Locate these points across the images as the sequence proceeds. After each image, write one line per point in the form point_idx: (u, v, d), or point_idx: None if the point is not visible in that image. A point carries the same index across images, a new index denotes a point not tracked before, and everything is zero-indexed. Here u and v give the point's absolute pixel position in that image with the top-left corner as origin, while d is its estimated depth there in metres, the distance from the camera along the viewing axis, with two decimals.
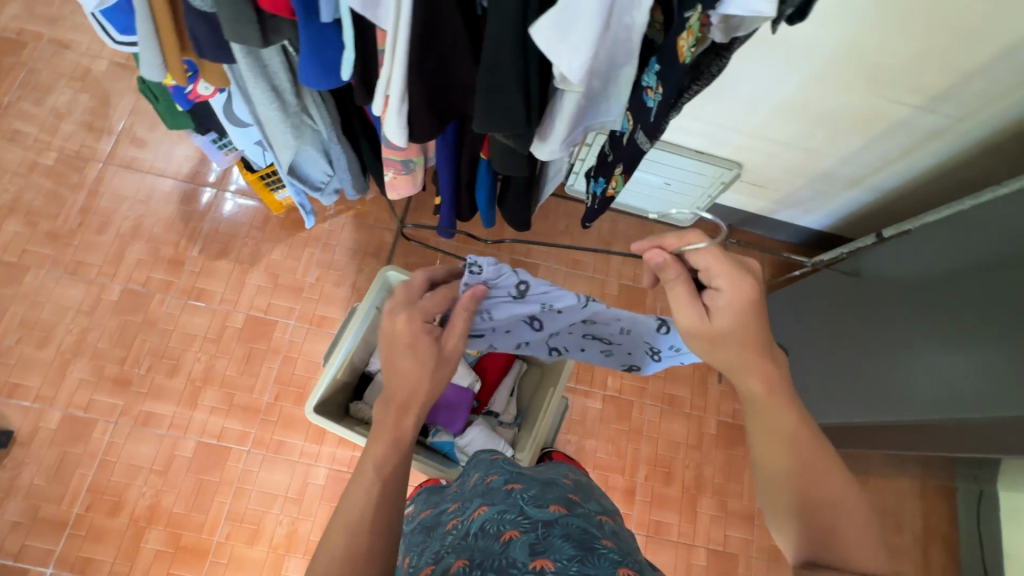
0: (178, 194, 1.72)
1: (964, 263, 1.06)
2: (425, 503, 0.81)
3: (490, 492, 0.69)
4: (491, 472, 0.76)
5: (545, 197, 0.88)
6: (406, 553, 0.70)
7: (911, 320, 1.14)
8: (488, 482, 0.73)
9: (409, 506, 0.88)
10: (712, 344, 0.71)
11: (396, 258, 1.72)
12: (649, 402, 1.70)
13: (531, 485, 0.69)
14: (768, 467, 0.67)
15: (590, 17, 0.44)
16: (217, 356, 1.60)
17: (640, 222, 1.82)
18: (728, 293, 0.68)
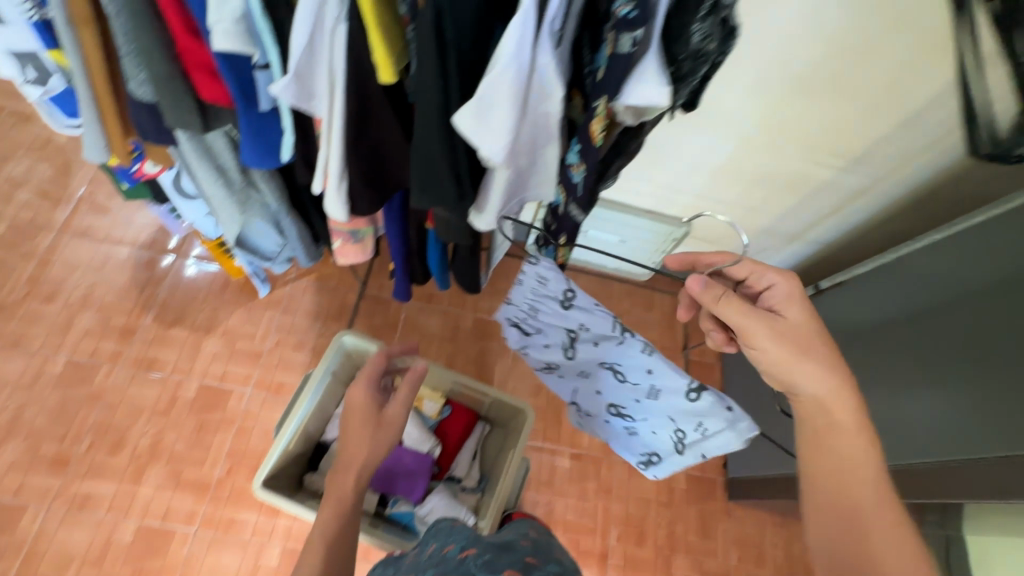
0: (135, 260, 1.70)
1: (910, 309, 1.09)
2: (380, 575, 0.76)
3: (445, 561, 0.66)
4: (448, 540, 0.72)
5: (495, 262, 0.91)
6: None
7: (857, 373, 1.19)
8: (444, 551, 0.69)
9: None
10: (803, 346, 0.72)
11: (358, 320, 1.72)
12: (618, 459, 1.68)
13: (486, 552, 0.66)
14: (826, 530, 0.72)
15: (506, 105, 0.48)
16: (166, 429, 1.52)
17: (600, 277, 1.88)
18: (782, 287, 0.75)
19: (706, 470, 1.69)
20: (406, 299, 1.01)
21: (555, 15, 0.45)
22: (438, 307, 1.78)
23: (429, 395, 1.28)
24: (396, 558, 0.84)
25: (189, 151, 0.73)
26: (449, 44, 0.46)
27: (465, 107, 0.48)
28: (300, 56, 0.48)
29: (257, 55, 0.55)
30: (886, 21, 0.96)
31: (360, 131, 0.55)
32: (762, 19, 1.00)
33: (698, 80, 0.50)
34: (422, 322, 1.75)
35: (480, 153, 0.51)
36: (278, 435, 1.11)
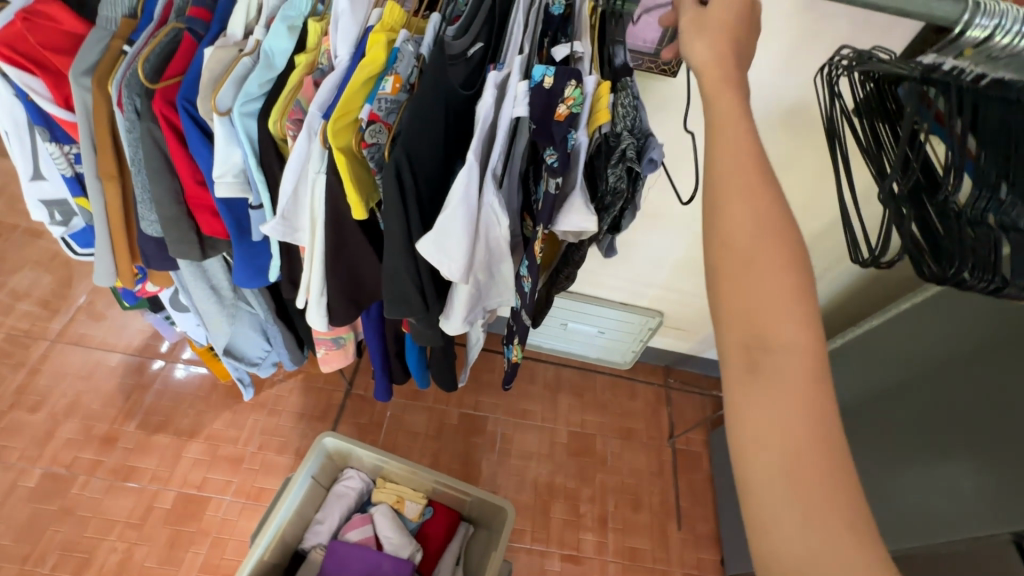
0: (125, 367, 1.73)
1: (882, 384, 1.12)
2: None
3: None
4: None
5: (470, 363, 0.96)
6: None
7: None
8: None
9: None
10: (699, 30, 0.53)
11: (344, 420, 1.73)
12: (610, 559, 1.61)
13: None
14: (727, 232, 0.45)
15: (458, 233, 0.56)
16: (137, 544, 1.46)
17: (582, 368, 1.94)
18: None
19: (703, 568, 1.63)
20: (388, 398, 1.05)
21: (496, 162, 0.56)
22: (423, 404, 1.79)
23: (410, 496, 1.28)
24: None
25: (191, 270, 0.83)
26: (407, 192, 0.55)
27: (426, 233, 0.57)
28: (289, 200, 0.60)
29: (252, 198, 0.67)
30: (801, 141, 1.11)
31: (338, 256, 0.64)
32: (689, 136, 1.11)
33: (617, 212, 0.61)
34: (408, 419, 1.76)
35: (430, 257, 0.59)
36: (253, 543, 1.08)
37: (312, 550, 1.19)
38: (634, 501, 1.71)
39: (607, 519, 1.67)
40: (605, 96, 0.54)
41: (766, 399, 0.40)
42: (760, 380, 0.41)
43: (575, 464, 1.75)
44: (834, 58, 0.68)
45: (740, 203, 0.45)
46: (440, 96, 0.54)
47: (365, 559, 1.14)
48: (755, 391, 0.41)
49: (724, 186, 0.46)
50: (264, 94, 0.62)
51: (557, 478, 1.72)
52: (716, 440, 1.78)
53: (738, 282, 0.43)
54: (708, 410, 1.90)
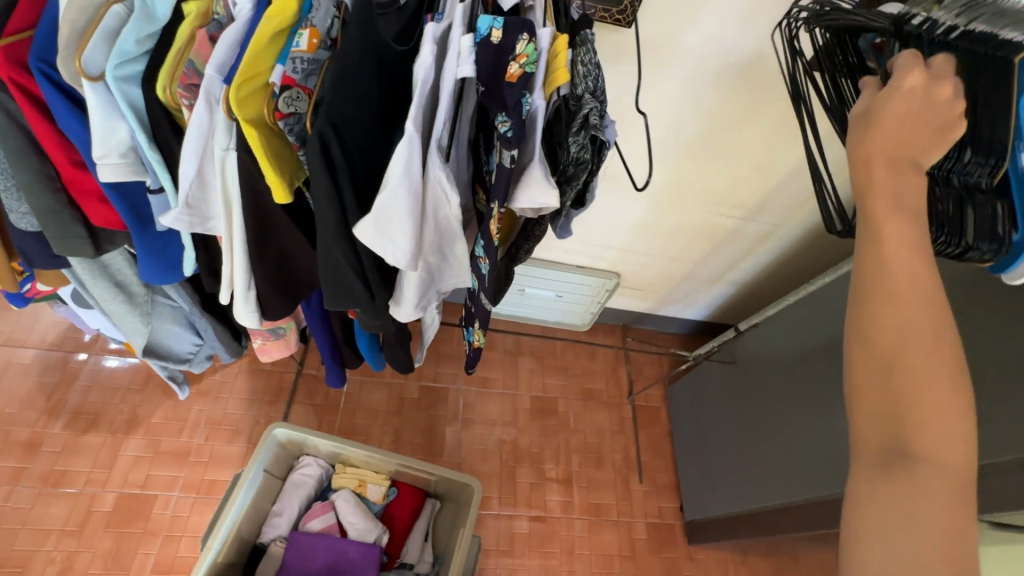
0: (42, 364, 1.56)
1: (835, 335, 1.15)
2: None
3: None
4: None
5: (426, 344, 0.91)
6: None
7: (778, 414, 1.30)
8: None
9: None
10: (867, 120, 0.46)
11: (297, 402, 1.65)
12: (576, 516, 1.65)
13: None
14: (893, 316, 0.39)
15: (401, 216, 0.50)
16: (78, 552, 1.36)
17: (543, 332, 1.92)
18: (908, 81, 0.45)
19: (664, 517, 1.70)
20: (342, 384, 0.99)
21: (441, 132, 0.49)
22: (381, 380, 1.74)
23: (372, 479, 1.24)
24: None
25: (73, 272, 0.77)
26: (341, 169, 0.48)
27: (365, 218, 0.50)
28: (199, 180, 0.52)
29: (150, 181, 0.60)
30: (757, 94, 1.08)
31: (263, 241, 0.58)
32: (653, 105, 1.12)
33: (581, 184, 0.56)
34: (367, 395, 1.70)
35: (370, 244, 0.51)
36: (207, 544, 1.01)
37: (273, 542, 1.15)
38: (597, 458, 1.75)
39: (572, 478, 1.71)
40: (561, 52, 0.48)
41: (907, 515, 0.36)
42: (896, 488, 0.37)
43: (538, 427, 1.77)
44: (793, 11, 0.63)
45: (893, 301, 0.39)
46: (372, 52, 0.47)
47: (329, 548, 1.11)
48: (891, 498, 0.37)
49: (882, 276, 0.40)
50: (145, 53, 0.54)
51: (521, 442, 1.73)
52: (673, 393, 1.83)
53: (879, 375, 0.39)
54: (664, 367, 1.96)
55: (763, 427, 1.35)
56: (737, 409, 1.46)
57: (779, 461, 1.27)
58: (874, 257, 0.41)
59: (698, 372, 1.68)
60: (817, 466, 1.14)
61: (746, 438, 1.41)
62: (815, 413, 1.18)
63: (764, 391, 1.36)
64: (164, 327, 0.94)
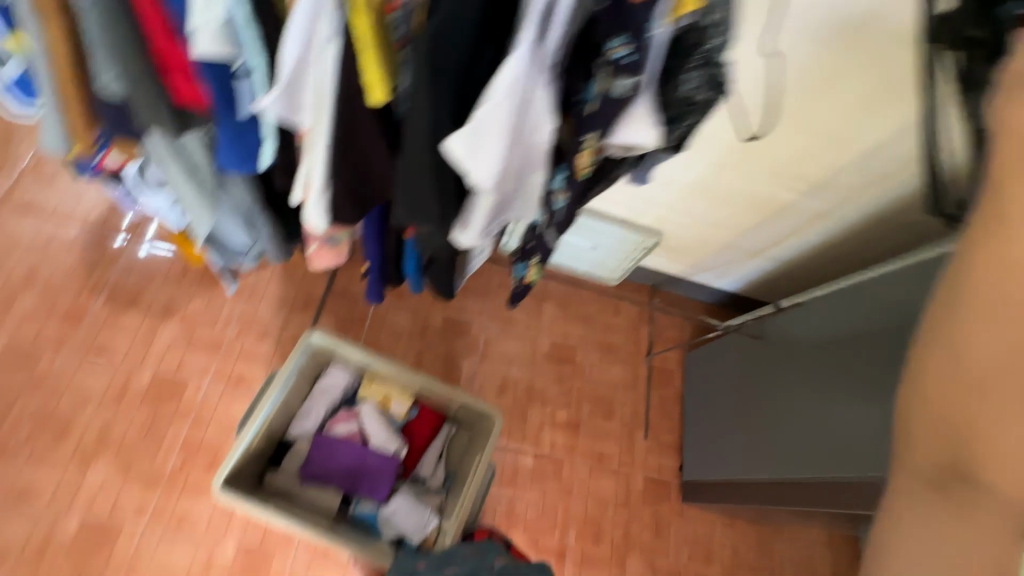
0: (85, 241, 1.60)
1: (872, 325, 1.14)
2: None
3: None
4: None
5: (471, 271, 0.91)
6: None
7: (793, 395, 1.31)
8: None
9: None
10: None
11: (326, 312, 1.69)
12: (580, 459, 1.72)
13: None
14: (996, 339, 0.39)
15: (496, 134, 0.48)
16: (116, 419, 1.46)
17: (570, 280, 1.92)
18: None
19: (662, 473, 1.76)
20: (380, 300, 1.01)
21: (552, 47, 0.46)
22: (407, 303, 1.76)
23: (397, 395, 1.27)
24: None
25: (148, 144, 0.79)
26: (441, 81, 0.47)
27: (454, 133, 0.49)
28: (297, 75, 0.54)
29: (244, 60, 0.59)
30: (857, 54, 1.00)
31: (348, 141, 0.59)
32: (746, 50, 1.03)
33: (684, 127, 0.55)
34: (393, 316, 1.74)
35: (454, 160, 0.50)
36: (244, 433, 1.08)
37: (300, 439, 1.21)
38: (607, 409, 1.80)
39: (580, 424, 1.76)
40: None
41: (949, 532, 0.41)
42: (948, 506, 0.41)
43: (554, 371, 1.81)
44: None
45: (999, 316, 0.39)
46: None
47: (351, 454, 1.18)
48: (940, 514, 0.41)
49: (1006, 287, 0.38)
50: None
51: (535, 384, 1.78)
52: (692, 359, 1.85)
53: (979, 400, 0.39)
54: (686, 332, 1.96)
55: (773, 403, 1.38)
56: (751, 383, 1.49)
57: (783, 437, 1.30)
58: (992, 259, 0.39)
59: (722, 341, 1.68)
60: (818, 445, 1.18)
61: (757, 411, 1.44)
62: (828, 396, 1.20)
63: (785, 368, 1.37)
64: (226, 220, 0.94)
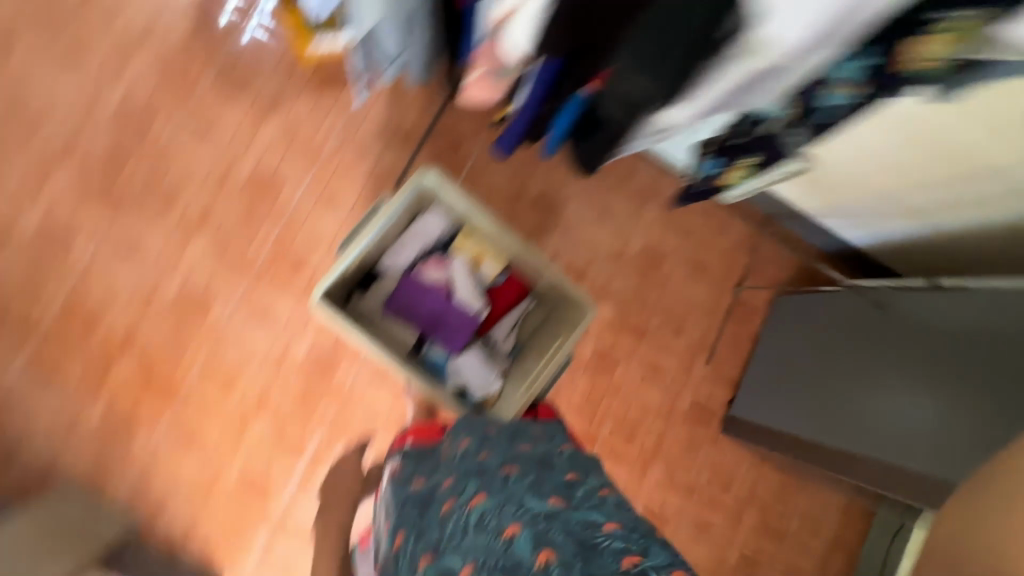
0: (201, 8, 1.51)
1: (986, 325, 0.99)
2: (414, 455, 0.89)
3: (473, 525, 0.65)
4: (484, 448, 0.80)
5: (624, 155, 0.86)
6: (399, 526, 0.75)
7: (875, 384, 1.20)
8: (482, 460, 0.77)
9: (395, 458, 0.94)
10: None
11: (425, 150, 1.60)
12: (635, 365, 1.72)
13: (504, 498, 0.68)
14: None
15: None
16: (216, 203, 1.50)
17: (682, 186, 1.75)
18: None
19: (710, 402, 1.75)
20: (503, 153, 0.99)
21: None
22: (508, 163, 1.65)
23: (491, 257, 1.23)
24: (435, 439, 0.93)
25: None
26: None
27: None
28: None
29: None
30: None
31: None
32: None
33: None
34: (490, 173, 1.64)
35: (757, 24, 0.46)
36: (349, 250, 1.08)
37: (388, 273, 1.22)
38: (676, 327, 1.75)
39: (645, 333, 1.73)
40: None
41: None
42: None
43: (636, 275, 1.73)
44: None
45: None
46: None
47: (436, 301, 1.19)
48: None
49: None
50: None
51: (614, 282, 1.72)
52: (781, 304, 1.70)
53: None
54: (785, 274, 1.80)
55: (841, 371, 1.30)
56: (827, 343, 1.38)
57: (842, 408, 1.27)
58: None
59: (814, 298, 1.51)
60: (880, 431, 1.15)
61: (825, 373, 1.35)
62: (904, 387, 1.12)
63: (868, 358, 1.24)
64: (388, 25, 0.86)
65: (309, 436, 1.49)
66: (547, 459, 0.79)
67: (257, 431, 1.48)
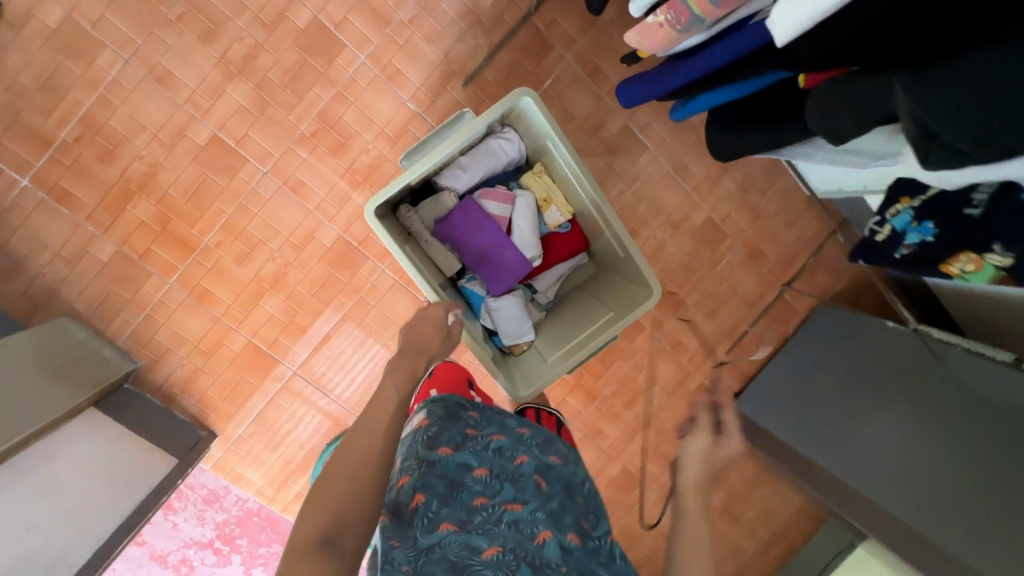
0: None
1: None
2: (442, 417, 0.85)
3: (507, 523, 0.68)
4: (518, 451, 0.82)
5: (761, 153, 0.80)
6: (420, 488, 0.72)
7: (934, 473, 1.09)
8: (517, 464, 0.79)
9: (419, 408, 0.90)
10: None
11: (508, 48, 1.41)
12: (657, 335, 1.67)
13: (538, 508, 0.71)
14: None
15: None
16: (264, 49, 1.32)
17: (765, 164, 1.61)
18: None
19: (717, 387, 1.74)
20: (622, 102, 0.87)
21: None
22: (592, 88, 1.46)
23: (558, 203, 1.12)
24: (460, 403, 0.92)
25: None
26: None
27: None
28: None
29: None
30: None
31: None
32: None
33: None
34: (572, 94, 1.46)
35: None
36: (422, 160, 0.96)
37: (446, 193, 1.08)
38: (711, 308, 1.67)
39: (678, 307, 1.66)
40: None
41: None
42: None
43: (688, 246, 1.62)
44: None
45: None
46: None
47: (491, 239, 1.07)
48: None
49: None
50: None
51: (665, 248, 1.60)
52: (818, 313, 1.58)
53: None
54: (838, 285, 1.71)
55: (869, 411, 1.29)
56: (866, 373, 1.34)
57: (849, 439, 1.30)
58: None
59: (863, 326, 1.41)
60: (874, 479, 1.20)
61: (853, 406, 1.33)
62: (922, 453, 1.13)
63: (928, 440, 1.13)
64: None
65: (318, 320, 1.46)
66: (572, 484, 0.82)
67: (270, 307, 1.43)
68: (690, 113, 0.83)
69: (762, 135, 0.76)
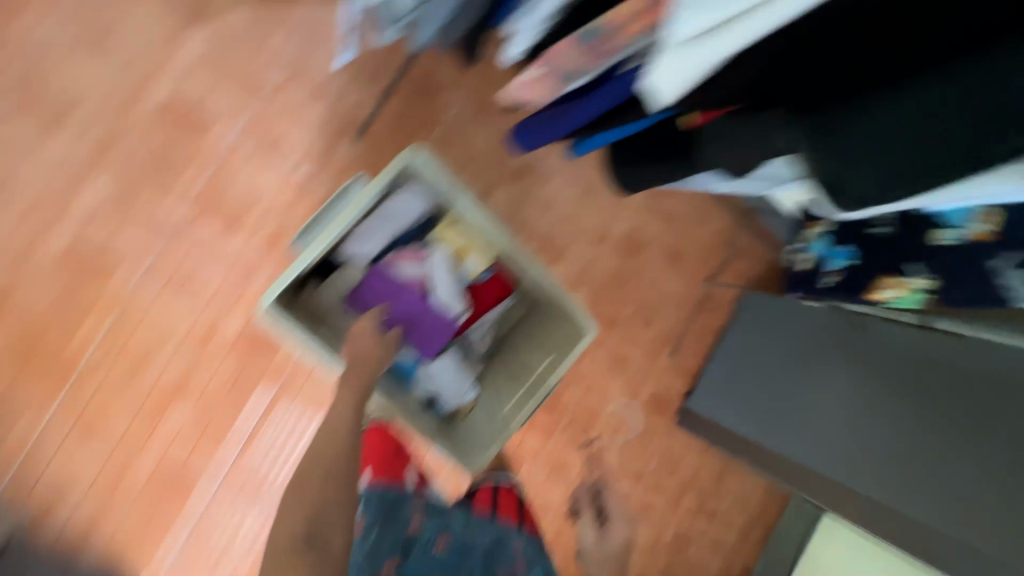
0: None
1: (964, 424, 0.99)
2: (382, 519, 0.87)
3: None
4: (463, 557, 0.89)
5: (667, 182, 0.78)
6: None
7: (871, 450, 1.15)
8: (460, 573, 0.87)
9: (359, 495, 0.90)
10: None
11: (396, 96, 1.36)
12: (600, 353, 1.66)
13: None
14: None
15: None
16: (122, 136, 1.22)
17: None
18: None
19: (668, 392, 1.74)
20: (519, 145, 0.83)
21: None
22: (491, 123, 1.43)
23: (477, 251, 1.07)
24: (398, 498, 0.93)
25: None
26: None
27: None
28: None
29: None
30: None
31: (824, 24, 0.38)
32: None
33: None
34: (471, 132, 1.43)
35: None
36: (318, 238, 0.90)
37: (351, 267, 1.04)
38: (647, 317, 1.69)
39: (616, 322, 1.66)
40: None
41: None
42: None
43: (613, 261, 1.63)
44: None
45: None
46: None
47: (409, 304, 1.04)
48: None
49: None
50: None
51: (591, 267, 1.61)
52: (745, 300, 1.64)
53: None
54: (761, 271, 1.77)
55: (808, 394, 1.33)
56: (805, 349, 1.37)
57: (791, 420, 1.36)
58: None
59: (779, 308, 1.48)
60: (815, 460, 1.27)
61: (795, 387, 1.37)
62: (859, 437, 1.18)
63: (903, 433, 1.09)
64: None
65: (241, 420, 1.27)
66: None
67: (176, 418, 1.25)
68: (588, 147, 0.80)
69: (662, 161, 0.74)
